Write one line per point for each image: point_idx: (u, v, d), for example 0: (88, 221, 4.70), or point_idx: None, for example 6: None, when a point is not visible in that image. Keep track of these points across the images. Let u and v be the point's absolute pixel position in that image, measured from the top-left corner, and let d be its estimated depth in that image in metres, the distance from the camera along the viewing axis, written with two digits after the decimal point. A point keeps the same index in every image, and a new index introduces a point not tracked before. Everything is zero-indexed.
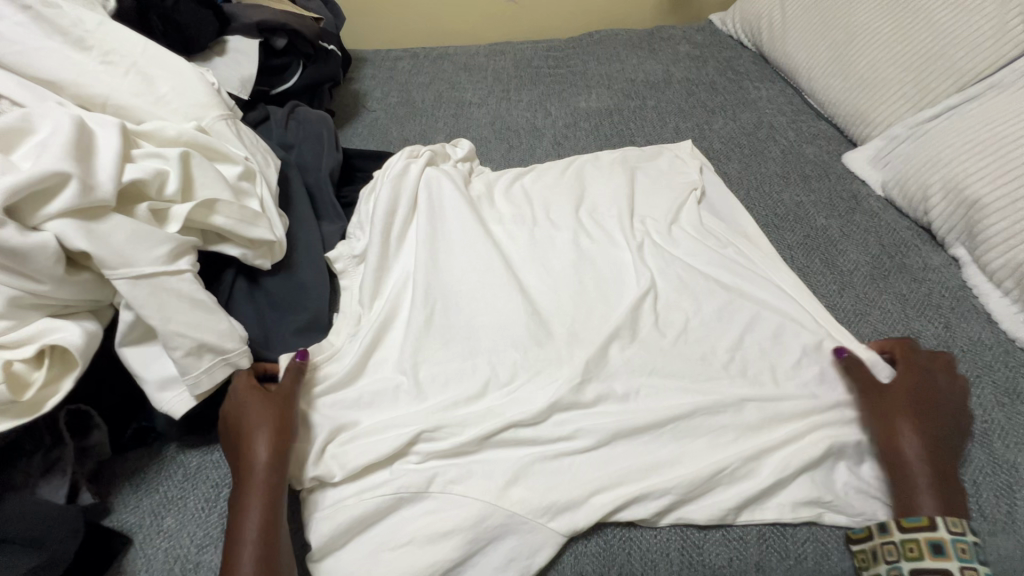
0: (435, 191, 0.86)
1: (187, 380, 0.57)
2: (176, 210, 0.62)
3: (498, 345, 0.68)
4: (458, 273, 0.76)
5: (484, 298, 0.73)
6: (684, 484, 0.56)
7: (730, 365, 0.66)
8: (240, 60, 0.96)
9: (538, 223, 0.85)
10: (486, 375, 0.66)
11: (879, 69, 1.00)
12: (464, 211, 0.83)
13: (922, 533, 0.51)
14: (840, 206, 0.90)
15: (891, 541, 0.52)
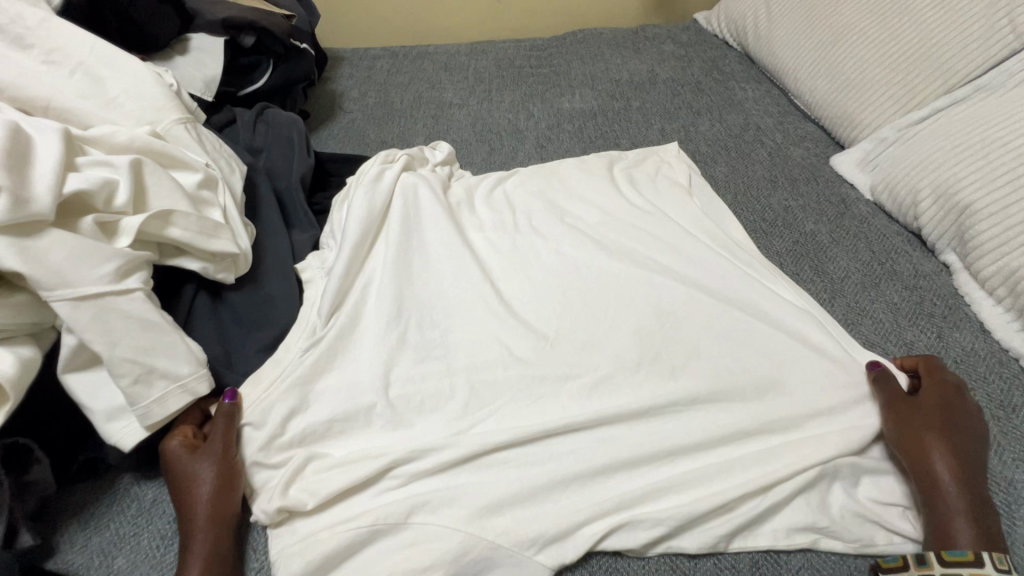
0: (411, 199, 0.83)
1: (137, 409, 0.53)
2: (126, 223, 0.57)
3: (477, 363, 0.65)
4: (436, 287, 0.73)
5: (463, 313, 0.70)
6: (672, 510, 0.53)
7: (720, 380, 0.62)
8: (204, 59, 0.91)
9: (520, 231, 0.82)
10: (464, 395, 0.62)
11: (866, 69, 0.98)
12: (442, 220, 0.80)
13: (969, 568, 0.46)
14: (829, 211, 0.88)
15: (931, 574, 0.47)
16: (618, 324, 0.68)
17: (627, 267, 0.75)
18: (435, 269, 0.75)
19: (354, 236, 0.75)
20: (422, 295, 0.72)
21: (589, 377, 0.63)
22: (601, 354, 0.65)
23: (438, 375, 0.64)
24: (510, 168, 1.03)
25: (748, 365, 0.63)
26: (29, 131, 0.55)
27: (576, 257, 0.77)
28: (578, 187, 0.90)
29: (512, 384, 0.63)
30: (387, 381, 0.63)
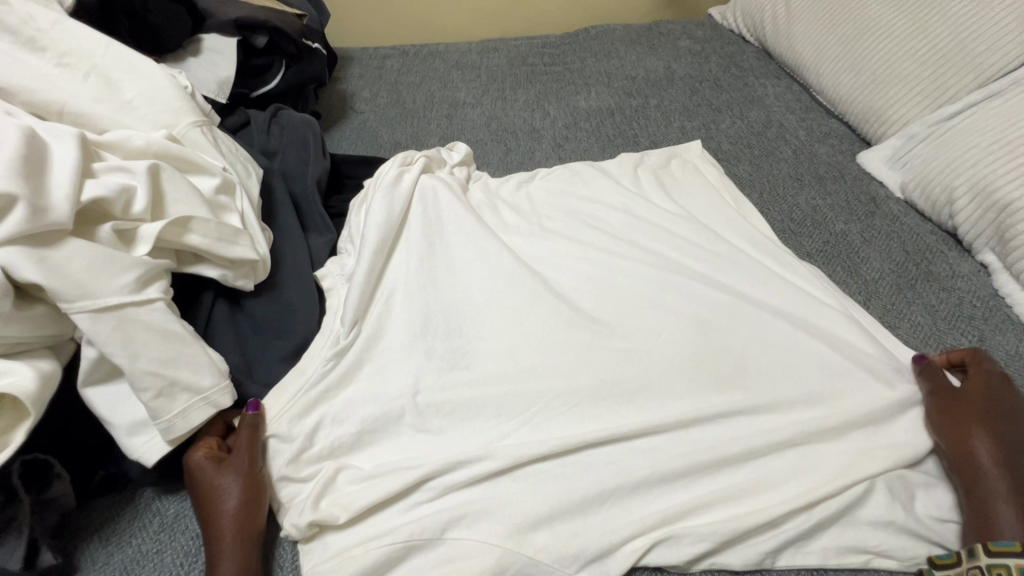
0: (431, 204, 0.81)
1: (159, 423, 0.51)
2: (144, 230, 0.55)
3: (505, 371, 0.63)
4: (460, 293, 0.72)
5: (488, 319, 0.69)
6: (714, 525, 0.51)
7: (755, 389, 0.61)
8: (217, 60, 0.89)
9: (543, 234, 0.80)
10: (493, 405, 0.60)
11: (893, 64, 0.95)
12: (463, 225, 0.79)
13: (1013, 560, 0.45)
14: (858, 209, 0.85)
15: (978, 566, 0.46)
16: (648, 330, 0.67)
17: (654, 271, 0.73)
18: (458, 275, 0.74)
19: (375, 242, 0.73)
20: (446, 301, 0.70)
21: (622, 385, 0.61)
22: (633, 361, 0.64)
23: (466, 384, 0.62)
24: (527, 169, 1.01)
25: (783, 373, 0.62)
26: (45, 137, 0.54)
27: (601, 262, 0.75)
28: (600, 189, 0.88)
29: (542, 393, 0.61)
30: (413, 390, 0.62)
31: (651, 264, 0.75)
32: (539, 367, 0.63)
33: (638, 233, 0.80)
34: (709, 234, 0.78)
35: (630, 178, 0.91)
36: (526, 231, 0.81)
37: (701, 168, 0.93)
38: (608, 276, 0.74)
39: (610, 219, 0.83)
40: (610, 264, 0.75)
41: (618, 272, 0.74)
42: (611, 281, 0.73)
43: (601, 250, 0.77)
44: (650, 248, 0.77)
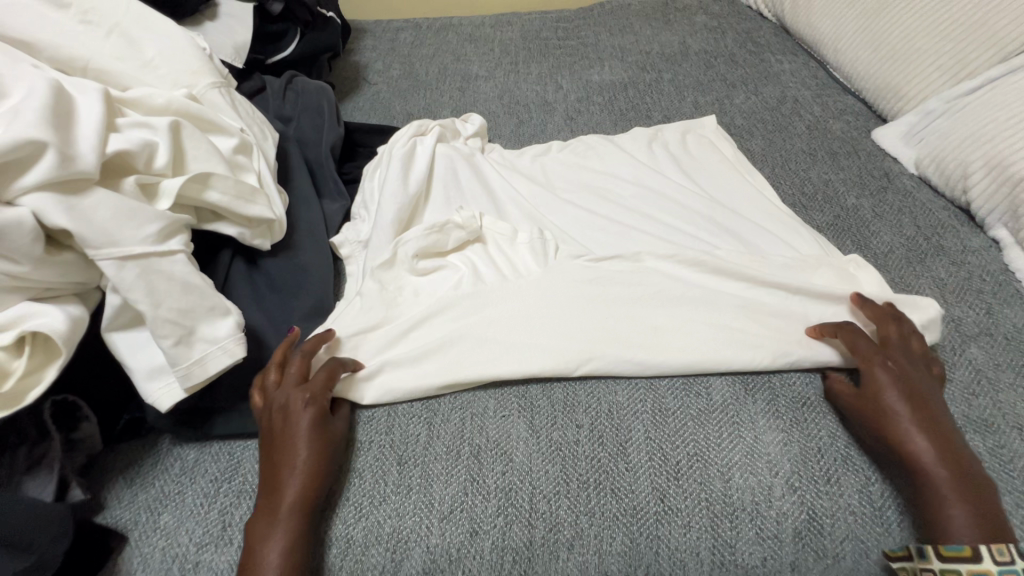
0: (449, 175, 0.83)
1: (178, 369, 0.53)
2: (166, 185, 0.57)
3: (517, 336, 0.64)
4: (470, 258, 0.73)
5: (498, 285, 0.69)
6: (685, 411, 0.60)
7: (759, 349, 0.62)
8: (234, 26, 0.89)
9: (556, 203, 0.81)
10: (502, 366, 0.62)
11: (912, 38, 0.93)
12: (477, 197, 0.81)
13: (965, 565, 0.46)
14: (871, 185, 0.85)
15: (931, 570, 0.47)
16: (655, 295, 0.67)
17: (663, 243, 0.74)
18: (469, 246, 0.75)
19: (390, 207, 0.75)
20: (456, 266, 0.72)
21: (626, 348, 0.63)
22: (643, 325, 0.65)
23: (473, 345, 0.63)
24: (540, 142, 1.02)
25: (786, 340, 0.63)
26: (71, 90, 0.55)
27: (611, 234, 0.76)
28: (613, 163, 0.89)
29: (554, 354, 0.62)
30: (419, 350, 0.63)
31: (660, 237, 0.75)
32: (546, 332, 0.64)
33: (650, 206, 0.81)
34: (717, 205, 0.79)
35: (643, 151, 0.91)
36: (536, 201, 0.82)
37: (715, 143, 0.93)
38: (618, 244, 0.75)
39: (622, 190, 0.84)
40: (620, 237, 0.76)
41: (626, 241, 0.75)
42: (620, 249, 0.74)
43: (612, 222, 0.78)
44: (662, 219, 0.78)
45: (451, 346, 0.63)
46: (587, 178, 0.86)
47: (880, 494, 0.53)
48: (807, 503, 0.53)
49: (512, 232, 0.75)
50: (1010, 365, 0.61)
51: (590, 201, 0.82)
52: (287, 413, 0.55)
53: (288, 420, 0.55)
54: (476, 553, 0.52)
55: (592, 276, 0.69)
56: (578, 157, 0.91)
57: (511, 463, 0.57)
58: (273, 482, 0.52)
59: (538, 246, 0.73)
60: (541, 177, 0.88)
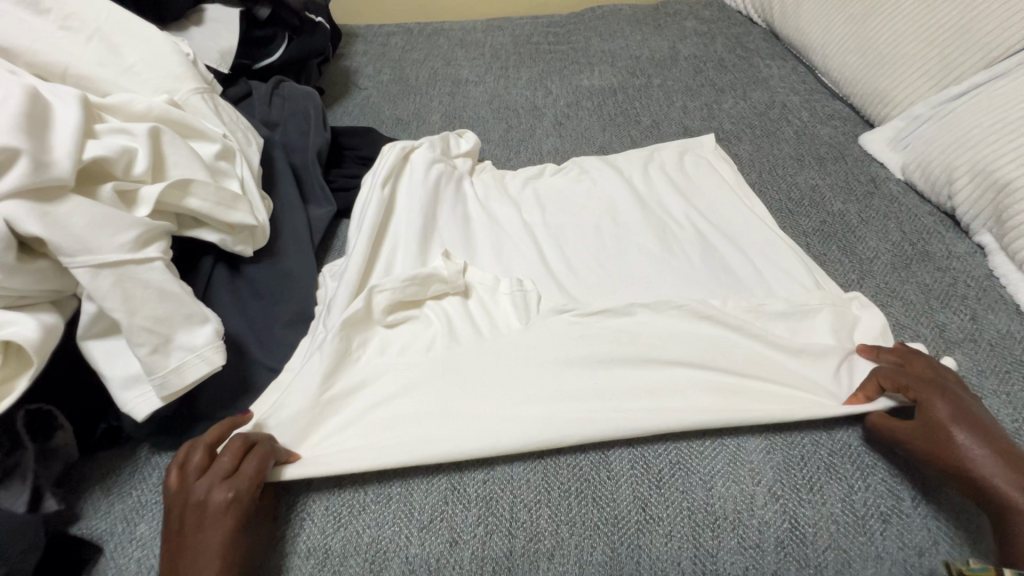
0: (437, 196, 0.81)
1: (155, 378, 0.53)
2: (145, 191, 0.57)
3: (506, 363, 0.62)
4: (448, 310, 0.67)
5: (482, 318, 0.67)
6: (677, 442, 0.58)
7: (750, 372, 0.61)
8: (219, 31, 0.89)
9: (544, 229, 0.80)
10: (488, 392, 0.59)
11: (899, 44, 0.94)
12: (457, 240, 0.77)
13: None
14: (858, 190, 0.85)
15: None
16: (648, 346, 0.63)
17: (652, 291, 0.71)
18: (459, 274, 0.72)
19: (362, 244, 0.71)
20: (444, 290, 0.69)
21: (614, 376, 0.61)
22: (636, 388, 0.60)
23: (444, 414, 0.57)
24: (528, 147, 1.01)
25: (791, 404, 0.58)
26: (48, 97, 0.55)
27: (592, 249, 0.77)
28: (608, 191, 0.85)
29: (533, 424, 0.56)
30: (402, 378, 0.60)
31: (649, 282, 0.72)
32: (528, 392, 0.59)
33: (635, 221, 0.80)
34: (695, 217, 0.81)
35: (638, 173, 0.88)
36: (522, 243, 0.78)
37: (703, 154, 0.91)
38: (599, 256, 0.76)
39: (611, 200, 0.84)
40: (610, 289, 0.71)
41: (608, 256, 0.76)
42: (610, 301, 0.69)
43: (602, 264, 0.75)
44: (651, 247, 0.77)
45: (417, 415, 0.57)
46: (579, 212, 0.83)
47: (862, 502, 0.53)
48: (788, 512, 0.53)
49: (494, 283, 0.70)
50: (994, 371, 0.61)
51: (579, 237, 0.79)
52: (200, 515, 0.48)
53: (205, 524, 0.47)
54: (454, 564, 0.51)
55: (583, 329, 0.64)
56: (572, 187, 0.87)
57: (493, 472, 0.56)
58: None
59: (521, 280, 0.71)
60: (531, 214, 0.83)
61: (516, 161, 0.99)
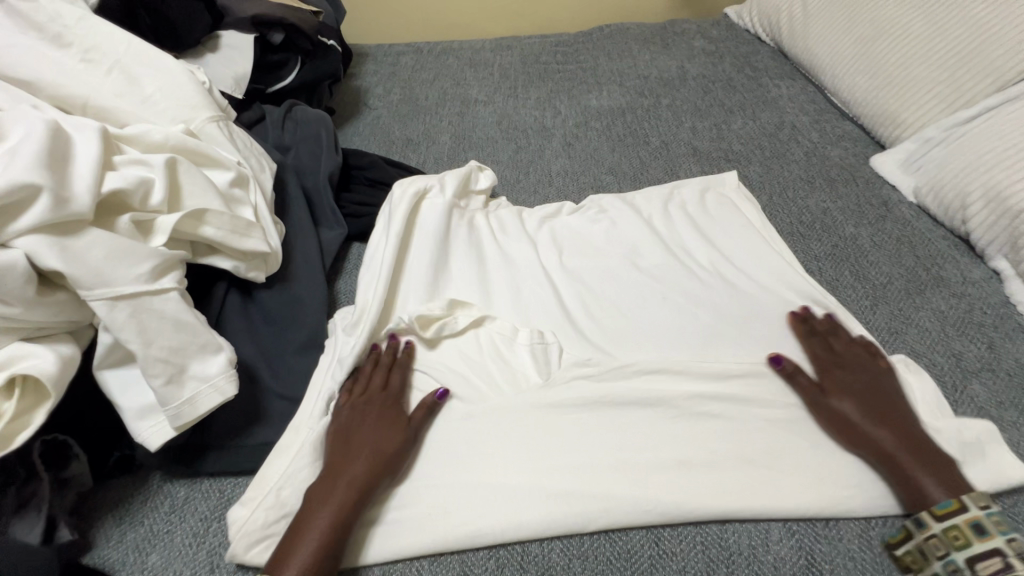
0: (454, 238, 0.81)
1: (170, 409, 0.53)
2: (162, 221, 0.58)
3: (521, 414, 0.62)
4: (464, 370, 0.67)
5: (498, 374, 0.67)
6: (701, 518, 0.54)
7: (763, 421, 0.61)
8: (234, 57, 0.90)
9: (559, 267, 0.79)
10: (508, 450, 0.59)
11: (910, 66, 0.94)
12: (474, 284, 0.76)
13: (959, 517, 0.50)
14: (870, 213, 0.85)
15: (932, 534, 0.50)
16: (677, 420, 0.61)
17: (673, 343, 0.69)
18: (480, 328, 0.71)
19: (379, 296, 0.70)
20: (462, 347, 0.70)
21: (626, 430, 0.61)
22: (668, 462, 0.58)
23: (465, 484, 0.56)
24: (538, 167, 1.02)
25: (834, 483, 0.55)
26: (69, 130, 0.56)
27: (610, 285, 0.76)
28: (629, 234, 0.83)
29: (554, 496, 0.55)
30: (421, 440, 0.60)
31: (671, 332, 0.70)
32: (552, 462, 0.58)
33: (646, 250, 0.80)
34: (701, 241, 0.81)
35: (658, 214, 0.86)
36: (539, 283, 0.76)
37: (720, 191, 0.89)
38: (607, 284, 0.76)
39: (622, 226, 0.84)
40: (638, 343, 0.69)
41: (619, 283, 0.76)
42: (638, 355, 0.67)
43: (623, 312, 0.73)
44: (660, 273, 0.77)
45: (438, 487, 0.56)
46: (598, 253, 0.81)
47: (879, 539, 0.53)
48: (805, 549, 0.52)
49: (512, 332, 0.70)
50: (1012, 403, 0.60)
51: (591, 264, 0.79)
52: (354, 411, 0.61)
53: (367, 416, 0.60)
54: None
55: (606, 393, 0.63)
56: (588, 226, 0.85)
57: None
58: (333, 468, 0.55)
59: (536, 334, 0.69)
60: (548, 253, 0.81)
61: (524, 183, 0.99)
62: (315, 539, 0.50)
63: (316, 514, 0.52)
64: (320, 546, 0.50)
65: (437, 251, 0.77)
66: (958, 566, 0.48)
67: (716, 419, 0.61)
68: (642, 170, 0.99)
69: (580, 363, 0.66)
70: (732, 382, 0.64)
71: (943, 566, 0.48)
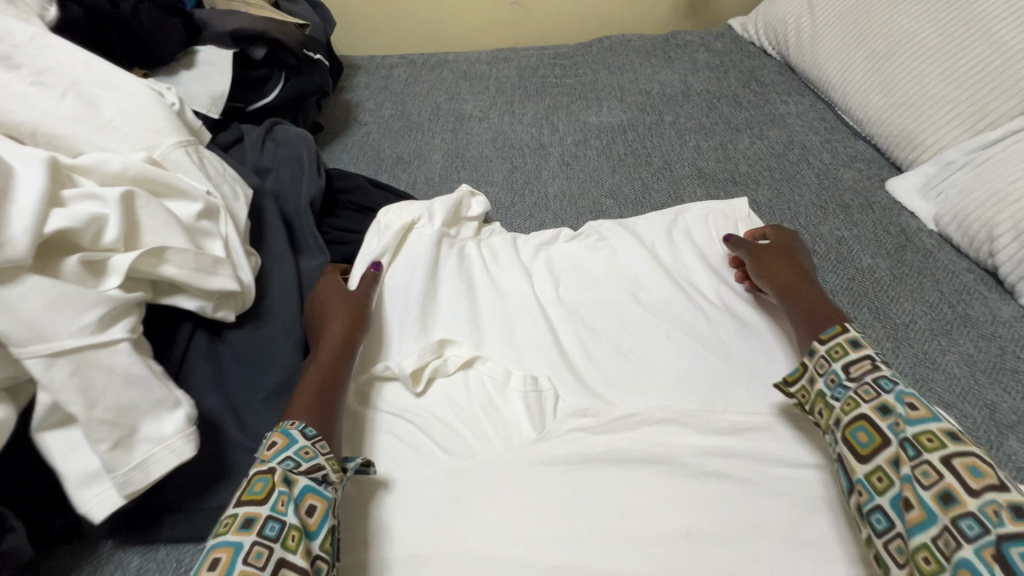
0: (443, 272, 0.75)
1: (117, 476, 0.47)
2: (116, 261, 0.53)
3: (512, 474, 0.57)
4: (452, 419, 0.62)
5: (489, 424, 0.61)
6: None
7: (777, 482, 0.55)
8: (210, 74, 0.85)
9: (555, 301, 0.74)
10: (498, 518, 0.54)
11: (927, 83, 0.88)
12: (464, 322, 0.70)
13: (841, 337, 0.57)
14: (888, 242, 0.79)
15: (818, 358, 0.57)
16: (685, 483, 0.56)
17: (678, 389, 0.63)
18: (469, 371, 0.66)
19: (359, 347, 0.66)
20: (449, 393, 0.64)
21: (627, 490, 0.56)
22: (673, 533, 0.53)
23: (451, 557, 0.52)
24: (534, 189, 0.97)
25: (854, 558, 0.51)
26: (11, 163, 0.50)
27: (610, 322, 0.71)
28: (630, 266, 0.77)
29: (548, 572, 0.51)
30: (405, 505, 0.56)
31: (677, 376, 0.64)
32: (550, 531, 0.53)
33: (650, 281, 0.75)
34: (707, 273, 0.75)
35: (662, 241, 0.79)
36: (533, 320, 0.71)
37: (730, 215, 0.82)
38: (607, 321, 0.71)
39: (624, 254, 0.78)
40: (640, 389, 0.63)
41: (620, 319, 0.71)
42: (640, 404, 0.62)
43: (624, 352, 0.67)
44: (664, 308, 0.72)
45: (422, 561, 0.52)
46: (597, 285, 0.75)
47: None
48: None
49: (505, 377, 0.64)
50: None
51: (590, 297, 0.74)
52: (321, 293, 0.68)
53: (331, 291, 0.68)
54: None
55: (605, 448, 0.58)
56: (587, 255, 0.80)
57: None
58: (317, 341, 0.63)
59: (531, 380, 0.63)
60: (543, 285, 0.76)
61: (519, 206, 0.94)
62: (311, 387, 0.57)
63: (308, 372, 0.59)
64: (318, 381, 0.58)
65: (424, 286, 0.72)
66: (833, 376, 0.55)
67: (727, 480, 0.56)
68: (644, 193, 0.93)
69: (579, 413, 0.61)
70: (743, 437, 0.58)
71: (825, 382, 0.55)
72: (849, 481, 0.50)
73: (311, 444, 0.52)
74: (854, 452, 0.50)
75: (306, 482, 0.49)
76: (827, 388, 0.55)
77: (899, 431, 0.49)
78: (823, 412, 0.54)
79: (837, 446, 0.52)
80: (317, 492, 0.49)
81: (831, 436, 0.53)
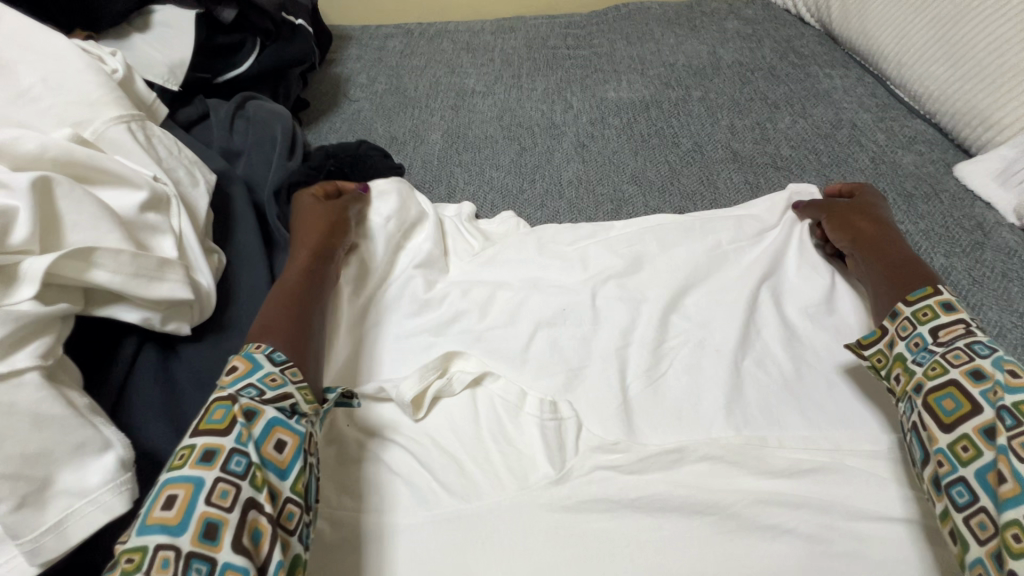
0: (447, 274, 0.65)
1: (24, 543, 0.37)
2: (28, 266, 0.42)
3: (524, 526, 0.47)
4: (456, 452, 0.51)
5: (499, 460, 0.51)
6: None
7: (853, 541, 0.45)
8: (170, 39, 0.74)
9: None
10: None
11: (1003, 50, 0.74)
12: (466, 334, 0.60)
13: (932, 298, 0.50)
14: (963, 239, 0.68)
15: (902, 320, 0.50)
16: (737, 540, 0.45)
17: (723, 418, 0.53)
18: (478, 394, 0.56)
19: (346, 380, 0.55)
20: (451, 421, 0.54)
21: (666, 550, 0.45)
22: None
23: None
24: (545, 174, 0.85)
25: None
26: None
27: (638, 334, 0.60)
28: (672, 260, 0.64)
29: None
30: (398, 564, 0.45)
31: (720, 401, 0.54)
32: None
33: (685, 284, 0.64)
34: None
35: None
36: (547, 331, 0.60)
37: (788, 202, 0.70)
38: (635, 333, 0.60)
39: None
40: (678, 417, 0.53)
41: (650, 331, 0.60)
42: (678, 436, 0.52)
43: (657, 371, 0.56)
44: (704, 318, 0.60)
45: None
46: None
47: None
48: None
49: (517, 400, 0.54)
50: None
51: None
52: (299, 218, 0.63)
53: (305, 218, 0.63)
54: None
55: (638, 492, 0.48)
56: None
57: None
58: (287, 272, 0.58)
59: (546, 406, 0.53)
60: None
61: (529, 194, 0.82)
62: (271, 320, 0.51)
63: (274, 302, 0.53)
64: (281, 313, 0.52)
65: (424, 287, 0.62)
66: (920, 339, 0.48)
67: (792, 536, 0.45)
68: (671, 180, 0.82)
69: (605, 447, 0.51)
70: (805, 480, 0.48)
71: (907, 345, 0.48)
72: (927, 450, 0.43)
73: (278, 369, 0.45)
74: (936, 419, 0.43)
75: (274, 412, 0.42)
76: (908, 351, 0.48)
77: (995, 399, 0.42)
78: (901, 377, 0.48)
79: (915, 413, 0.45)
80: (287, 427, 0.42)
81: (908, 403, 0.46)
